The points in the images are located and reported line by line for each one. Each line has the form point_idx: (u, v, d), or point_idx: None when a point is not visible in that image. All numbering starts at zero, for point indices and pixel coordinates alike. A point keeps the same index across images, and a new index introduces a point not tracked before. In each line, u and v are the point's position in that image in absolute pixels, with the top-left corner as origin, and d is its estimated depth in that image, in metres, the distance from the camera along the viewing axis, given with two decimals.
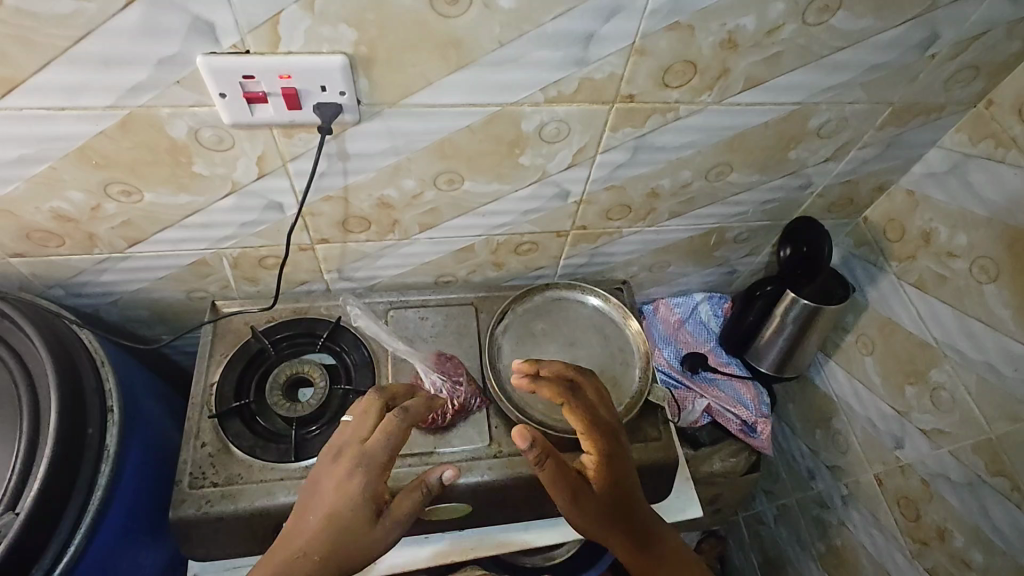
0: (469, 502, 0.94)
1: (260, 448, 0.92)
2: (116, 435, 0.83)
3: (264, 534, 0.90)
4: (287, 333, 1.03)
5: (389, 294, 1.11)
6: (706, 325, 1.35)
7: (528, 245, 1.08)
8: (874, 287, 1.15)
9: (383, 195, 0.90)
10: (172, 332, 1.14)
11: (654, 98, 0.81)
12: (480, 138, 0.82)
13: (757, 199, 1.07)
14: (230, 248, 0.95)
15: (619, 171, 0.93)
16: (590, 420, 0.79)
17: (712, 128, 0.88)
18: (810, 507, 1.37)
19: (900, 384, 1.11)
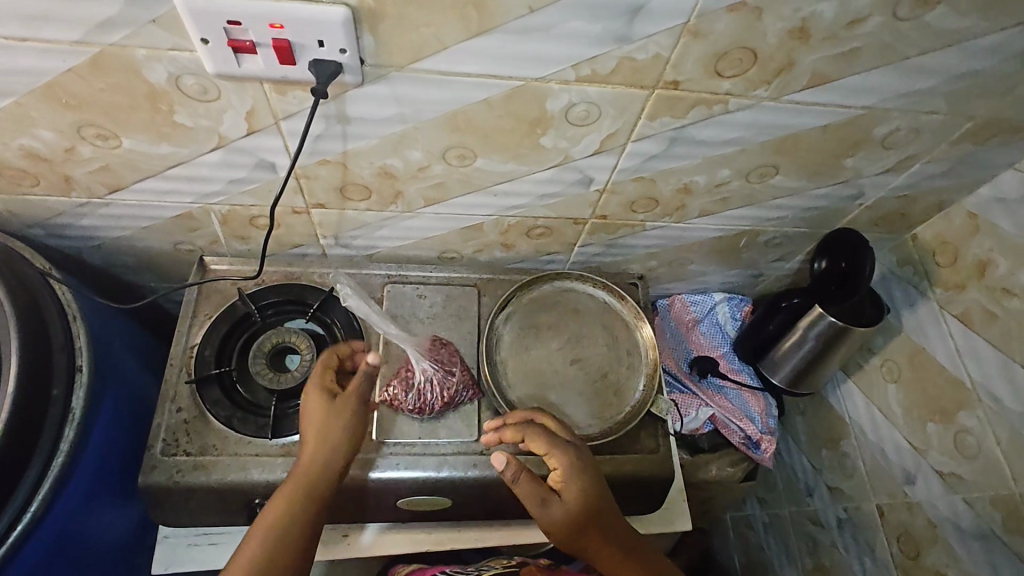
0: (451, 497, 0.90)
1: (238, 420, 0.88)
2: (83, 397, 0.78)
3: (235, 508, 0.87)
4: (275, 298, 0.97)
5: (387, 266, 1.04)
6: (722, 328, 1.26)
7: (541, 230, 0.99)
8: (911, 313, 1.06)
9: (386, 164, 0.81)
10: (158, 280, 1.08)
11: (702, 86, 0.70)
12: (499, 115, 0.73)
13: (799, 205, 0.97)
14: (219, 204, 0.88)
15: (651, 162, 0.84)
16: (551, 448, 0.80)
17: (763, 126, 0.77)
18: (803, 523, 1.32)
19: (923, 419, 1.03)
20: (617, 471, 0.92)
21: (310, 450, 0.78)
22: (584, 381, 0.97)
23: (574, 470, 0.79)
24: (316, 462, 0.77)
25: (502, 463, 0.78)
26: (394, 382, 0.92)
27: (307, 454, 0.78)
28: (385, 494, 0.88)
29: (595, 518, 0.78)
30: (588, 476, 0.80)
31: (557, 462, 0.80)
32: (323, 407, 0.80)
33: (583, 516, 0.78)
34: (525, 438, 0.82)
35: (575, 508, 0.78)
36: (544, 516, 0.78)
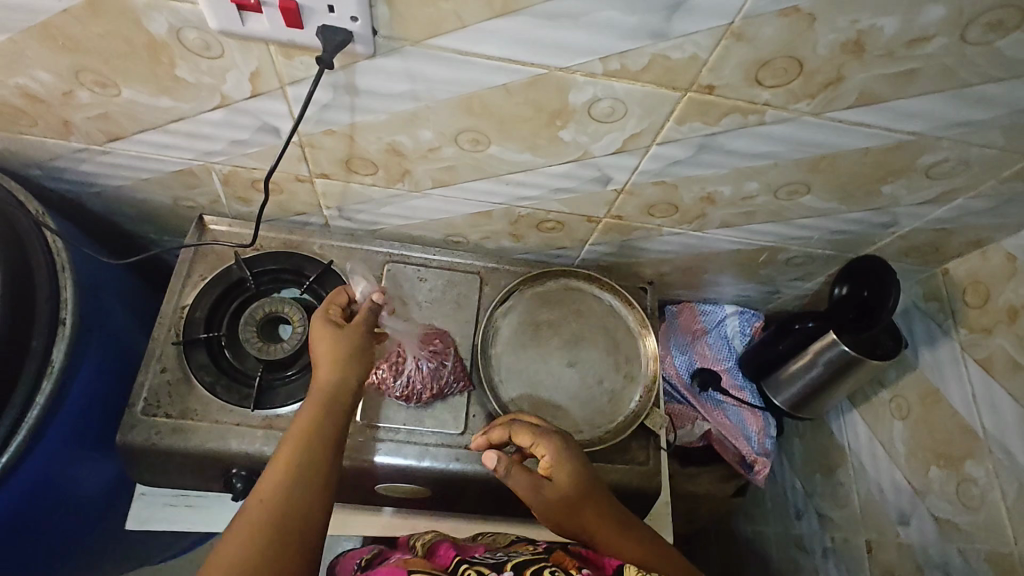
0: (428, 488, 0.89)
1: (222, 387, 0.87)
2: (64, 351, 0.76)
3: (212, 474, 0.86)
4: (271, 266, 0.94)
5: (390, 244, 1.00)
6: (729, 341, 1.22)
7: (552, 224, 0.95)
8: (930, 351, 1.01)
9: (394, 141, 0.77)
10: (158, 233, 1.06)
11: (739, 94, 0.65)
12: (517, 102, 0.68)
13: (827, 227, 0.91)
14: (220, 163, 0.84)
15: (674, 167, 0.79)
16: (539, 439, 0.78)
17: (800, 141, 0.72)
18: (787, 546, 1.30)
19: (926, 462, 0.99)
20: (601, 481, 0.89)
21: (328, 369, 0.75)
22: (579, 384, 0.94)
23: (561, 459, 0.77)
24: (335, 381, 0.75)
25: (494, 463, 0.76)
26: (383, 365, 0.89)
27: (326, 374, 0.75)
28: (366, 476, 0.86)
29: (586, 502, 0.76)
30: (577, 464, 0.77)
31: (546, 452, 0.77)
32: (330, 329, 0.78)
33: (574, 503, 0.76)
34: (515, 435, 0.79)
35: (563, 497, 0.76)
36: (537, 503, 0.78)
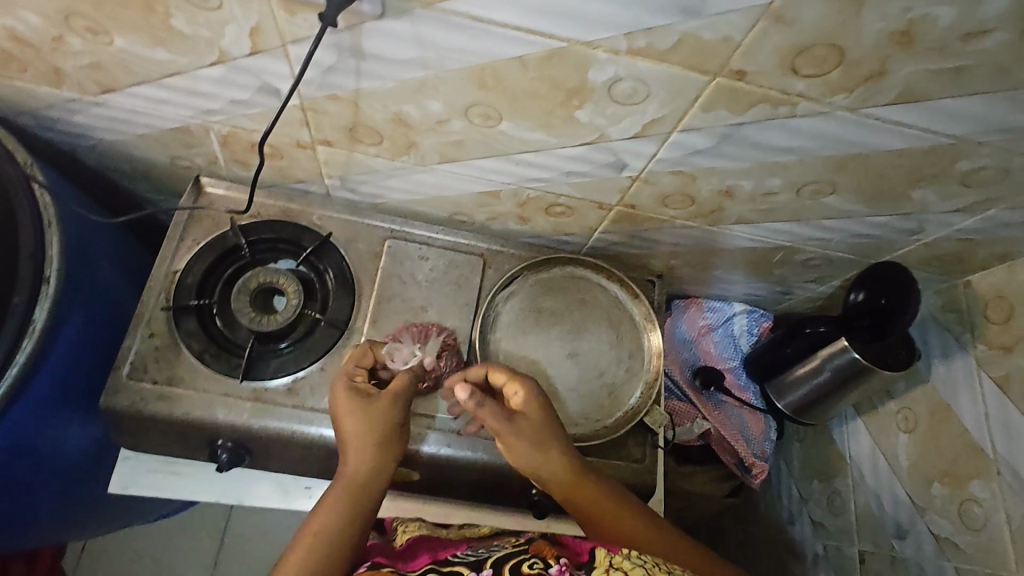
0: (420, 471, 0.89)
1: (211, 355, 0.84)
2: (47, 310, 0.73)
3: (197, 444, 0.84)
4: (269, 235, 0.91)
5: (392, 219, 0.97)
6: (736, 341, 1.20)
7: (561, 208, 0.91)
8: (944, 364, 0.97)
9: (401, 111, 0.73)
10: (154, 191, 1.03)
11: (771, 83, 0.60)
12: (533, 77, 0.64)
13: (849, 229, 0.87)
14: (219, 123, 0.80)
15: (694, 157, 0.74)
16: (512, 375, 0.79)
17: (830, 138, 0.68)
18: (777, 549, 1.29)
19: (929, 478, 0.97)
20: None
21: (355, 457, 0.71)
22: (578, 376, 0.91)
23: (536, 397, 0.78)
24: (361, 473, 0.71)
25: (468, 394, 0.73)
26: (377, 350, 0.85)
27: (352, 462, 0.71)
28: None
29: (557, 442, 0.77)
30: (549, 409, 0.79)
31: (519, 392, 0.78)
32: (360, 405, 0.74)
33: (546, 438, 0.76)
34: (491, 376, 0.80)
35: (535, 433, 0.76)
36: (508, 446, 0.76)
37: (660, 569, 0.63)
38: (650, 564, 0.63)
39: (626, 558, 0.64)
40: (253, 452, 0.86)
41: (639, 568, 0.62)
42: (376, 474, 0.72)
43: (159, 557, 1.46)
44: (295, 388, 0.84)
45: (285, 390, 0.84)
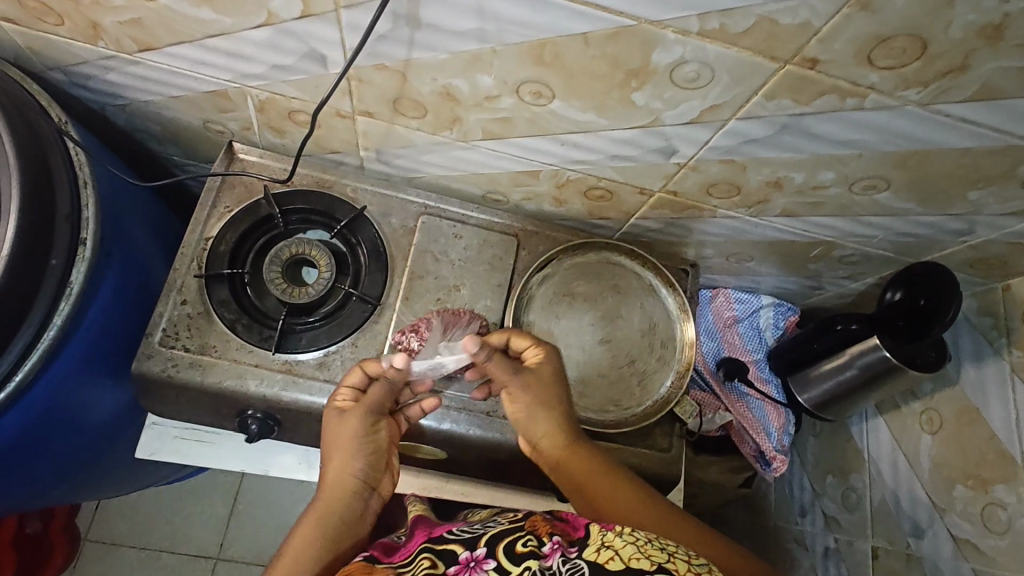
0: (450, 453, 0.91)
1: (242, 326, 0.83)
2: (83, 273, 0.74)
3: (227, 412, 0.84)
4: (302, 206, 0.90)
5: (427, 195, 0.95)
6: (761, 334, 1.19)
7: (600, 192, 0.89)
8: (975, 367, 0.96)
9: (449, 85, 0.71)
10: (183, 155, 1.01)
11: (844, 73, 0.58)
12: (594, 55, 0.61)
13: (893, 227, 0.86)
14: (257, 88, 0.78)
15: (748, 146, 0.72)
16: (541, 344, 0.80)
17: (894, 133, 0.66)
18: (786, 540, 1.30)
19: (952, 479, 0.97)
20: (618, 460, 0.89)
21: (336, 466, 0.71)
22: (609, 363, 0.92)
23: (550, 367, 0.78)
24: (341, 485, 0.69)
25: (405, 365, 0.75)
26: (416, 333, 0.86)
27: (334, 472, 0.71)
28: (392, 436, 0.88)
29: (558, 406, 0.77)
30: (556, 378, 0.79)
31: (538, 356, 0.79)
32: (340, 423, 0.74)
33: (548, 400, 0.77)
34: (510, 341, 0.79)
35: (532, 393, 0.77)
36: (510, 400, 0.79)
37: (653, 547, 0.58)
38: (643, 540, 0.59)
39: (618, 535, 0.59)
40: (282, 424, 0.86)
41: (631, 546, 0.57)
42: (353, 488, 0.70)
43: (173, 517, 1.47)
44: (326, 362, 0.84)
45: (316, 364, 0.84)
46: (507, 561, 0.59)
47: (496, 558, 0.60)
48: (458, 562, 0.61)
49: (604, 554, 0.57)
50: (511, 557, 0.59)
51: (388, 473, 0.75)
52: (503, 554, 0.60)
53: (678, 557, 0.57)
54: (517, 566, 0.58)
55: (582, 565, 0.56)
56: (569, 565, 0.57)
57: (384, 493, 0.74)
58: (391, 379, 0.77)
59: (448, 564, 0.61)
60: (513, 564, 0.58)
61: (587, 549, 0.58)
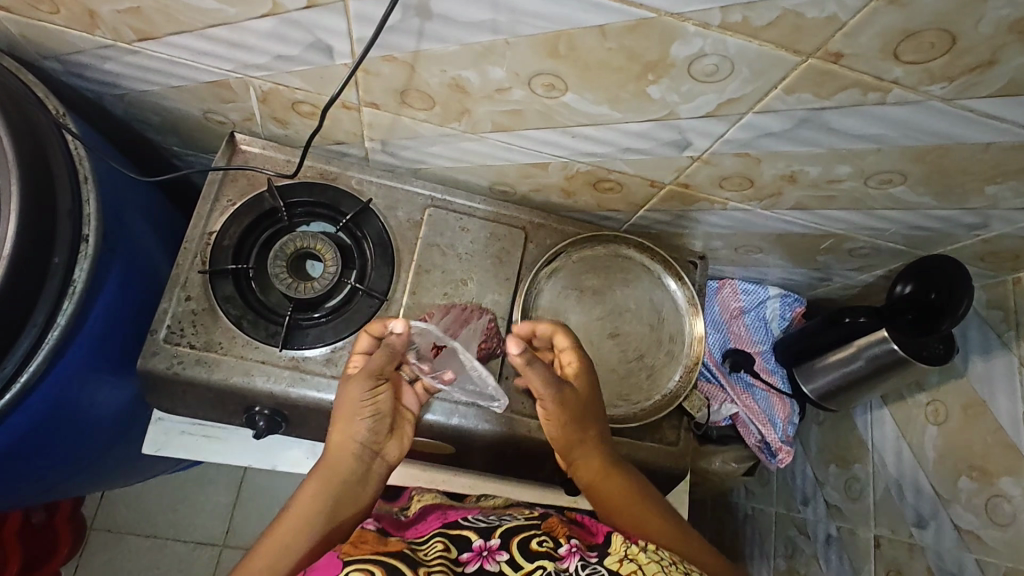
0: (451, 444, 0.90)
1: (248, 322, 0.82)
2: (86, 270, 0.73)
3: (234, 407, 0.84)
4: (306, 198, 0.88)
5: (432, 186, 0.94)
6: (767, 325, 1.19)
7: (610, 184, 0.88)
8: (982, 360, 0.96)
9: (459, 76, 0.69)
10: (183, 144, 0.99)
11: (868, 67, 0.56)
12: (611, 48, 0.60)
13: (906, 220, 0.85)
14: (260, 78, 0.76)
15: (764, 140, 0.71)
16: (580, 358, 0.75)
17: (915, 128, 0.64)
18: (786, 527, 1.31)
19: (957, 471, 0.98)
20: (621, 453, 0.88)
21: (341, 427, 0.70)
22: (618, 357, 0.92)
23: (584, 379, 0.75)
24: (344, 444, 0.69)
25: (405, 331, 0.70)
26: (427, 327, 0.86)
27: (338, 433, 0.69)
28: None
29: (592, 427, 0.75)
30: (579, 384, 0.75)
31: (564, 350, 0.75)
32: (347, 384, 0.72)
33: (586, 413, 0.75)
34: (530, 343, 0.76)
35: (562, 408, 0.73)
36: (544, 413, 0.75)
37: (676, 568, 0.59)
38: (667, 561, 0.60)
39: (643, 550, 0.60)
40: (289, 420, 0.85)
41: (655, 564, 0.58)
42: (359, 452, 0.69)
43: (176, 505, 1.48)
44: (334, 357, 0.83)
45: (323, 360, 0.83)
46: (521, 555, 0.60)
47: (510, 550, 0.61)
48: (470, 549, 0.62)
49: (628, 566, 0.58)
50: (527, 554, 0.60)
51: (395, 439, 0.74)
52: (518, 548, 0.61)
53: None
54: (531, 563, 0.59)
55: (602, 572, 0.57)
56: (589, 569, 0.58)
57: (390, 459, 0.73)
58: (394, 345, 0.71)
59: (461, 549, 0.62)
60: (527, 560, 0.59)
61: (609, 558, 0.60)
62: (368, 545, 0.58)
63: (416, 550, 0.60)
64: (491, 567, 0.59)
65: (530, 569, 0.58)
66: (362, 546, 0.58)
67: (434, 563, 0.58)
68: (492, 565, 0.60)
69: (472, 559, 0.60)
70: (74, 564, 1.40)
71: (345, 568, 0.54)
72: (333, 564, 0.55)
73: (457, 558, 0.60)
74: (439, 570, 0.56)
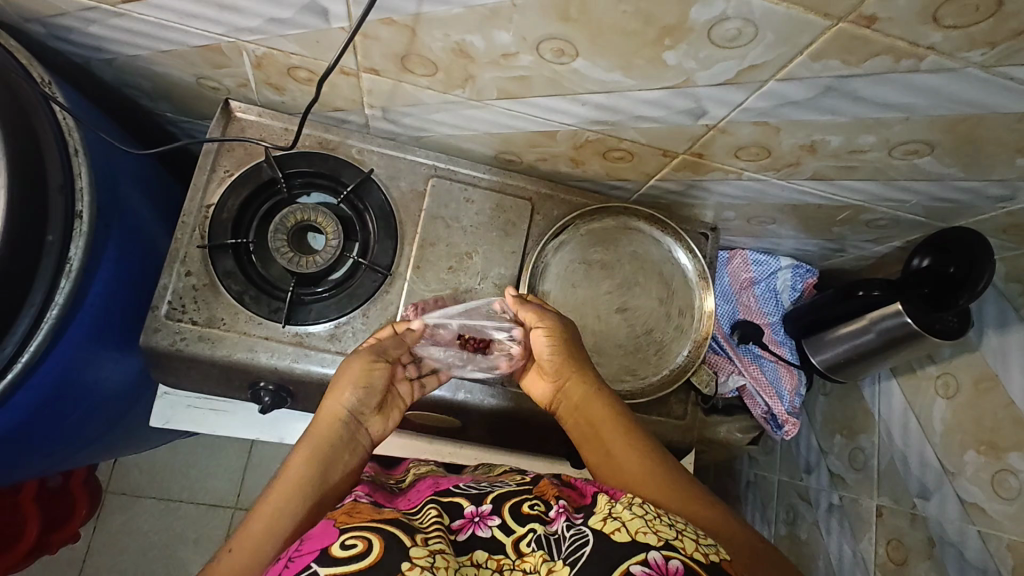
0: (457, 418, 0.90)
1: (250, 297, 0.81)
2: (82, 248, 0.71)
3: (239, 382, 0.83)
4: (306, 168, 0.85)
5: (436, 155, 0.90)
6: (778, 296, 1.17)
7: (620, 153, 0.84)
8: (998, 334, 0.94)
9: (463, 41, 0.65)
10: (177, 111, 0.95)
11: (903, 32, 0.52)
12: (625, 11, 0.56)
13: (929, 192, 0.82)
14: (253, 43, 0.72)
15: (786, 109, 0.67)
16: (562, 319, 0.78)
17: (947, 97, 0.60)
18: (789, 494, 1.32)
19: (965, 445, 0.97)
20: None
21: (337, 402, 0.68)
22: (626, 331, 0.91)
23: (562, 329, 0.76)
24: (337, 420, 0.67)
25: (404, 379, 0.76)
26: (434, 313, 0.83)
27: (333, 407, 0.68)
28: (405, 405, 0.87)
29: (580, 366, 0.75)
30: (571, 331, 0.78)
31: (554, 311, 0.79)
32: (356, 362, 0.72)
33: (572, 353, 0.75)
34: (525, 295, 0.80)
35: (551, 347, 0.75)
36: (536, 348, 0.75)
37: (662, 521, 0.56)
38: (651, 514, 0.57)
39: (627, 507, 0.57)
40: (295, 395, 0.85)
41: (639, 519, 0.55)
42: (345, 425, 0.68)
43: (190, 468, 1.51)
44: (338, 333, 0.82)
45: (327, 336, 0.82)
46: (513, 520, 0.60)
47: (502, 516, 0.61)
48: (463, 516, 0.62)
49: (610, 525, 0.56)
50: (518, 518, 0.60)
51: (381, 416, 0.72)
52: (510, 513, 0.61)
53: (686, 535, 0.55)
54: (523, 527, 0.59)
55: (587, 533, 0.56)
56: (573, 530, 0.57)
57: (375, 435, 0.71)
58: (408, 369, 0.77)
59: (454, 516, 0.62)
60: (519, 524, 0.60)
61: (593, 518, 0.58)
62: (365, 513, 0.58)
63: (411, 518, 0.60)
64: (484, 533, 0.60)
65: (520, 534, 0.59)
66: (358, 515, 0.57)
67: (430, 530, 0.58)
68: (484, 531, 0.60)
69: (465, 526, 0.60)
70: (93, 525, 1.44)
71: (342, 536, 0.53)
72: (330, 532, 0.54)
73: (450, 525, 0.61)
74: (435, 536, 0.57)
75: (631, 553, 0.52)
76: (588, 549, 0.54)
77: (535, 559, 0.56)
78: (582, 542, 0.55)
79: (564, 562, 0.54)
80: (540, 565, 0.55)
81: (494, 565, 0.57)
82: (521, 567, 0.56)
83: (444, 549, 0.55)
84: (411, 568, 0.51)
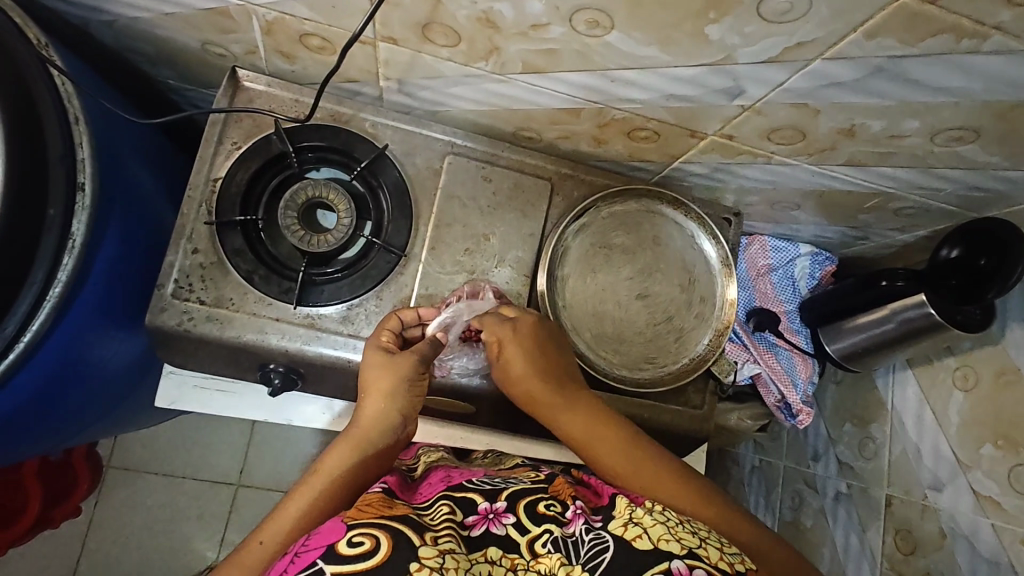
0: (472, 403, 0.88)
1: (259, 277, 0.78)
2: (85, 223, 0.67)
3: (246, 363, 0.81)
4: (318, 142, 0.81)
5: (452, 131, 0.86)
6: (795, 283, 1.15)
7: (647, 133, 0.81)
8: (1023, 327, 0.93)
9: (491, 10, 0.61)
10: (179, 78, 0.91)
11: (970, 10, 0.48)
12: None
13: (967, 180, 0.79)
14: (263, 6, 0.67)
15: (829, 90, 0.64)
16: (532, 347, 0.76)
17: (1005, 81, 0.57)
18: (795, 481, 1.32)
19: (981, 438, 0.96)
20: (624, 413, 0.86)
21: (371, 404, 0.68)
22: (646, 318, 0.88)
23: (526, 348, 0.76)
24: (372, 423, 0.67)
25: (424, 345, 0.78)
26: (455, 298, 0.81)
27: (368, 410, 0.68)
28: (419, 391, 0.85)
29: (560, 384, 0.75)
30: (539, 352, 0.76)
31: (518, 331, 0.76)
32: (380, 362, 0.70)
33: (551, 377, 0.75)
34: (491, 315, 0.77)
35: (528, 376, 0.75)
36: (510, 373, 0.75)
37: (685, 530, 0.56)
38: (674, 522, 0.57)
39: (648, 513, 0.57)
40: (305, 377, 0.83)
41: (661, 526, 0.55)
42: (387, 427, 0.68)
43: (190, 445, 1.49)
44: (350, 315, 0.79)
45: (339, 318, 0.79)
46: (528, 519, 0.58)
47: (517, 513, 0.60)
48: (476, 512, 0.60)
49: (632, 531, 0.55)
50: (534, 517, 0.59)
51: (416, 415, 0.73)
52: (526, 512, 0.59)
53: (711, 544, 0.55)
54: (537, 527, 0.57)
55: (606, 538, 0.55)
56: (592, 534, 0.56)
57: (412, 432, 0.72)
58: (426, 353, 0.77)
59: (467, 512, 0.60)
60: (534, 524, 0.58)
61: (614, 522, 0.57)
62: (373, 508, 0.56)
63: (421, 515, 0.58)
64: (498, 530, 0.58)
65: (536, 534, 0.57)
66: (367, 510, 0.55)
67: (439, 528, 0.56)
68: (499, 529, 0.58)
69: (479, 522, 0.58)
70: (93, 501, 1.43)
71: (348, 533, 0.51)
72: (336, 528, 0.53)
73: (462, 521, 0.59)
74: (446, 537, 0.55)
75: (655, 563, 0.52)
76: (610, 554, 0.54)
77: (551, 561, 0.54)
78: (603, 547, 0.55)
79: (582, 567, 0.53)
80: (557, 568, 0.53)
81: (509, 563, 0.55)
82: (535, 569, 0.54)
83: (454, 550, 0.53)
84: (419, 569, 0.49)
